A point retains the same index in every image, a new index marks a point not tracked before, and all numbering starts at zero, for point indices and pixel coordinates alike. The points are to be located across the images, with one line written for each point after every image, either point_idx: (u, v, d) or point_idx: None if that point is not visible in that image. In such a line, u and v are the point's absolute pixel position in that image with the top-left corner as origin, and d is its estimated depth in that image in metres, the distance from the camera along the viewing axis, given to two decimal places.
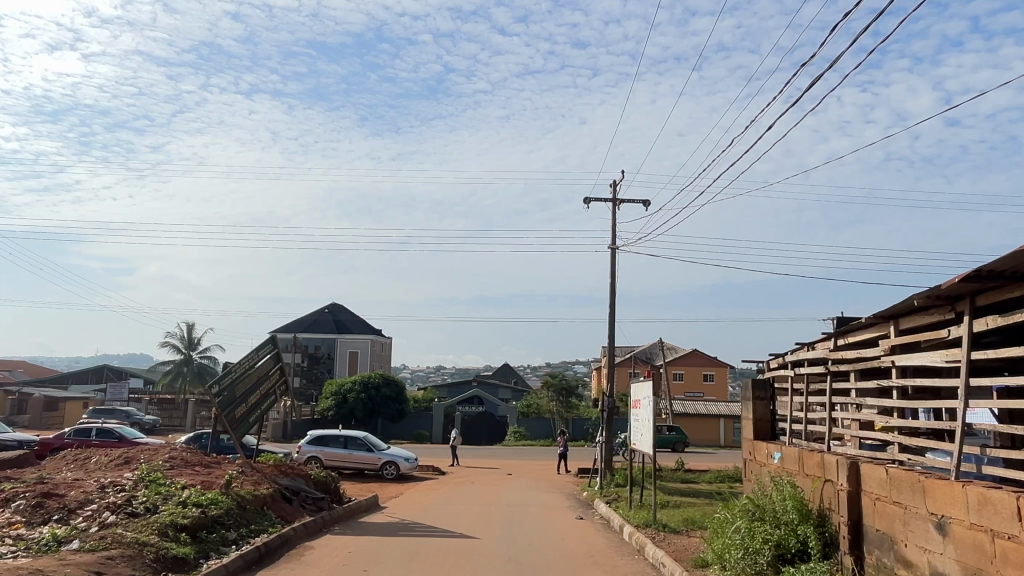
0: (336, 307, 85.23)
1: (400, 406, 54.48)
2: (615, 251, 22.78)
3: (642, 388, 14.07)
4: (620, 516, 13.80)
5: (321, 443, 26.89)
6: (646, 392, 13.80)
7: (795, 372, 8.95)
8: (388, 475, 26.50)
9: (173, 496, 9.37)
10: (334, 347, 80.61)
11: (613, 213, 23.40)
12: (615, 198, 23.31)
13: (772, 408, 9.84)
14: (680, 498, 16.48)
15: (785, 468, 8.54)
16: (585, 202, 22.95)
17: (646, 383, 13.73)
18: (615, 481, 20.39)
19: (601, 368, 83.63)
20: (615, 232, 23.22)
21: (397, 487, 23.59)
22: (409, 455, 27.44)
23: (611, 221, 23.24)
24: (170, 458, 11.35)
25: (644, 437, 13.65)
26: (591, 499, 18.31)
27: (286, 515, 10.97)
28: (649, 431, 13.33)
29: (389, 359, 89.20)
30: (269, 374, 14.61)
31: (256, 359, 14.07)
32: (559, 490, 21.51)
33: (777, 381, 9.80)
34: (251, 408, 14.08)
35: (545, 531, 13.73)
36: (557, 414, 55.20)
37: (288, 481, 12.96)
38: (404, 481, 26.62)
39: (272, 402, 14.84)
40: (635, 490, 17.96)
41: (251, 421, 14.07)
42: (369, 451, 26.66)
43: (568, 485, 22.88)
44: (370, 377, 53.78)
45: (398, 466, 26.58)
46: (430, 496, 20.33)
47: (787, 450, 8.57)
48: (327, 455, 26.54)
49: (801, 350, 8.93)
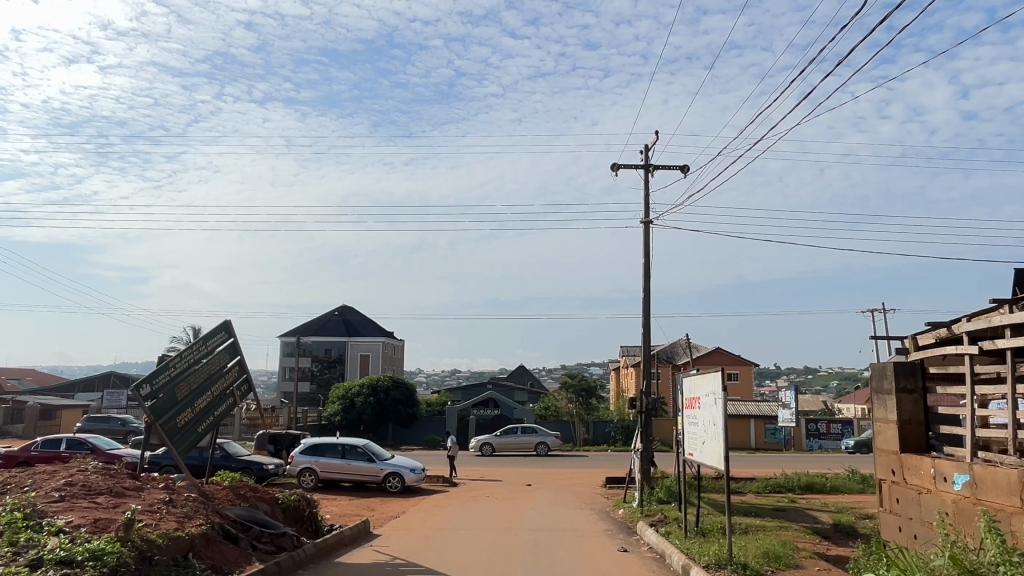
0: (345, 309, 82.65)
1: (410, 410, 51.54)
2: (649, 226, 19.49)
3: (703, 381, 10.85)
4: (678, 553, 10.57)
5: (316, 453, 23.89)
6: (709, 385, 10.50)
7: (984, 349, 5.77)
8: (391, 489, 23.29)
9: (33, 548, 6.24)
10: (344, 350, 77.78)
11: (644, 182, 20.02)
12: (647, 164, 19.93)
13: (926, 405, 6.63)
14: (747, 521, 13.24)
15: (986, 502, 5.29)
16: (613, 169, 19.65)
17: (711, 375, 10.41)
18: (656, 497, 17.07)
19: (621, 368, 80.02)
20: (648, 204, 19.90)
21: (400, 504, 20.50)
22: (416, 465, 24.23)
23: (643, 192, 19.86)
24: (66, 486, 8.20)
25: (709, 447, 10.39)
26: (631, 521, 15.04)
27: (222, 565, 7.83)
28: (719, 439, 9.90)
29: (401, 363, 86.47)
30: (225, 371, 11.45)
31: (205, 352, 10.95)
32: (589, 507, 18.31)
33: (933, 365, 6.61)
34: (198, 415, 10.95)
35: (584, 568, 10.73)
36: (576, 417, 51.65)
37: (238, 512, 9.81)
38: (410, 495, 23.45)
39: (229, 408, 11.70)
40: (685, 510, 14.69)
41: (199, 430, 10.96)
42: (369, 461, 23.53)
43: (598, 500, 19.60)
44: (378, 380, 50.94)
45: (403, 478, 23.37)
46: (436, 516, 17.10)
47: (983, 471, 5.34)
48: (322, 465, 23.49)
49: (995, 312, 5.75)
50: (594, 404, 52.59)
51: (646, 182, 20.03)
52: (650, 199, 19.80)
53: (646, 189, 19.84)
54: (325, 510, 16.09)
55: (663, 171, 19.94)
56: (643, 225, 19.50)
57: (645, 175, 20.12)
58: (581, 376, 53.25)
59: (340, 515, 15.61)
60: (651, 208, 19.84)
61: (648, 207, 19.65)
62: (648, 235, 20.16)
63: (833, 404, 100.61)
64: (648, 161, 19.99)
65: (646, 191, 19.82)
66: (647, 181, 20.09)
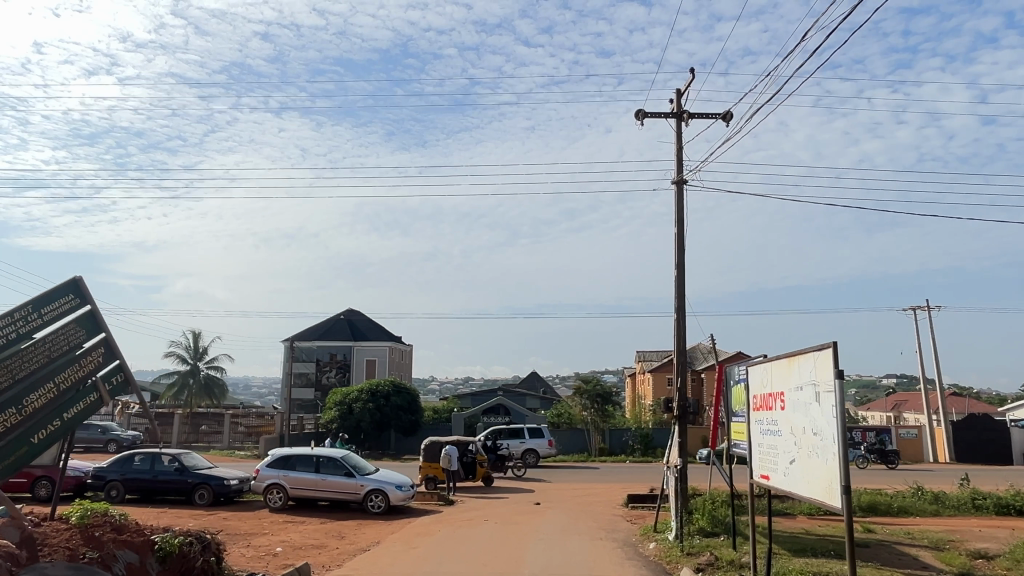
0: (352, 314, 79.51)
1: (412, 417, 47.99)
2: (682, 185, 15.81)
3: (791, 369, 7.12)
4: None
5: (286, 466, 20.31)
6: (807, 370, 6.71)
7: None
8: (373, 510, 19.60)
9: None
10: (348, 355, 74.33)
11: (677, 133, 16.22)
12: (679, 111, 16.08)
13: None
14: (838, 570, 9.47)
15: None
16: (639, 117, 15.89)
17: (809, 355, 6.66)
18: (698, 528, 13.27)
19: (637, 374, 76.09)
20: (680, 161, 16.15)
21: (377, 530, 16.82)
22: (404, 480, 20.46)
23: (675, 145, 16.05)
24: None
25: (812, 470, 6.57)
26: (668, 564, 11.27)
27: None
28: (833, 467, 6.07)
29: (408, 368, 83.06)
30: (77, 354, 7.78)
31: (33, 323, 7.33)
32: (610, 538, 14.57)
33: None
34: (32, 418, 7.20)
35: None
36: (592, 424, 47.85)
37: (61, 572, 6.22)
38: (395, 516, 19.71)
39: (92, 409, 7.91)
40: (745, 550, 10.95)
41: (36, 440, 7.16)
42: (346, 476, 19.90)
43: (621, 528, 15.84)
44: (377, 386, 47.48)
45: (386, 496, 19.65)
46: (415, 552, 13.47)
47: None
48: (291, 481, 19.90)
49: None
50: (611, 411, 48.38)
51: (679, 134, 16.22)
52: (683, 153, 16.03)
53: (679, 141, 16.06)
54: (266, 559, 12.36)
55: (700, 119, 16.15)
56: (676, 185, 15.79)
57: (678, 125, 16.32)
58: (596, 381, 49.05)
59: (279, 565, 11.85)
60: (684, 165, 16.11)
61: (680, 164, 15.91)
62: (680, 196, 16.35)
63: (861, 412, 95.48)
64: (680, 107, 16.19)
65: (679, 145, 16.03)
66: (681, 132, 16.28)
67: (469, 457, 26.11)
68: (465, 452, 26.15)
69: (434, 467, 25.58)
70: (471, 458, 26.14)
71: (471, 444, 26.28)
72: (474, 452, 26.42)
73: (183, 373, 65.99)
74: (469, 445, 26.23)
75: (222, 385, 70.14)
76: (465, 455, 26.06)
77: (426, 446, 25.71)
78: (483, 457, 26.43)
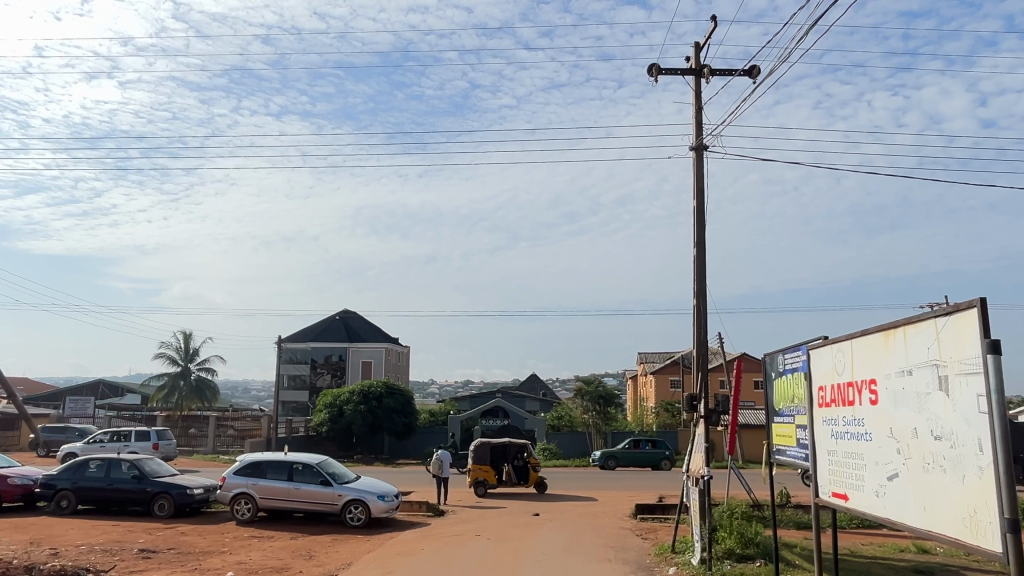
0: (348, 314, 77.37)
1: (406, 419, 45.93)
2: (703, 152, 13.79)
3: (888, 347, 5.10)
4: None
5: (255, 474, 18.19)
6: (921, 344, 4.67)
7: None
8: (352, 523, 17.50)
9: None
10: (344, 356, 72.13)
11: (696, 93, 14.17)
12: (698, 67, 14.05)
13: None
14: None
15: None
16: (653, 73, 13.87)
17: (926, 324, 4.60)
18: (727, 549, 11.22)
19: (639, 377, 74.23)
20: (699, 124, 14.11)
21: (354, 546, 14.85)
22: (388, 489, 18.33)
23: (694, 106, 14.00)
24: None
25: (932, 485, 4.51)
26: None
27: None
28: (984, 493, 3.99)
29: (406, 370, 81.15)
30: None
31: None
32: (620, 559, 12.51)
33: None
34: None
35: None
36: (594, 427, 45.90)
37: None
38: (377, 530, 17.64)
39: None
40: None
41: None
42: (323, 484, 17.79)
43: (632, 545, 13.79)
44: (370, 387, 45.32)
45: (368, 507, 17.53)
46: None
47: None
48: (261, 491, 17.80)
49: None
50: (613, 413, 46.46)
51: (698, 93, 14.18)
52: (702, 116, 13.99)
53: (698, 102, 14.05)
54: None
55: (722, 76, 14.11)
56: (695, 151, 13.76)
57: (697, 83, 14.29)
58: (598, 382, 47.15)
59: None
60: (703, 130, 14.08)
61: (699, 128, 13.87)
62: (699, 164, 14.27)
63: None
64: (699, 63, 14.15)
65: (698, 106, 13.99)
66: (700, 91, 14.24)
67: (521, 460, 23.95)
68: (518, 455, 24.00)
69: (483, 468, 23.66)
70: (524, 462, 23.98)
71: (525, 447, 24.06)
72: (528, 455, 24.17)
73: (171, 374, 63.91)
74: (523, 447, 24.05)
75: (213, 386, 68.01)
76: (517, 458, 23.91)
77: (475, 446, 23.96)
78: (537, 461, 24.12)
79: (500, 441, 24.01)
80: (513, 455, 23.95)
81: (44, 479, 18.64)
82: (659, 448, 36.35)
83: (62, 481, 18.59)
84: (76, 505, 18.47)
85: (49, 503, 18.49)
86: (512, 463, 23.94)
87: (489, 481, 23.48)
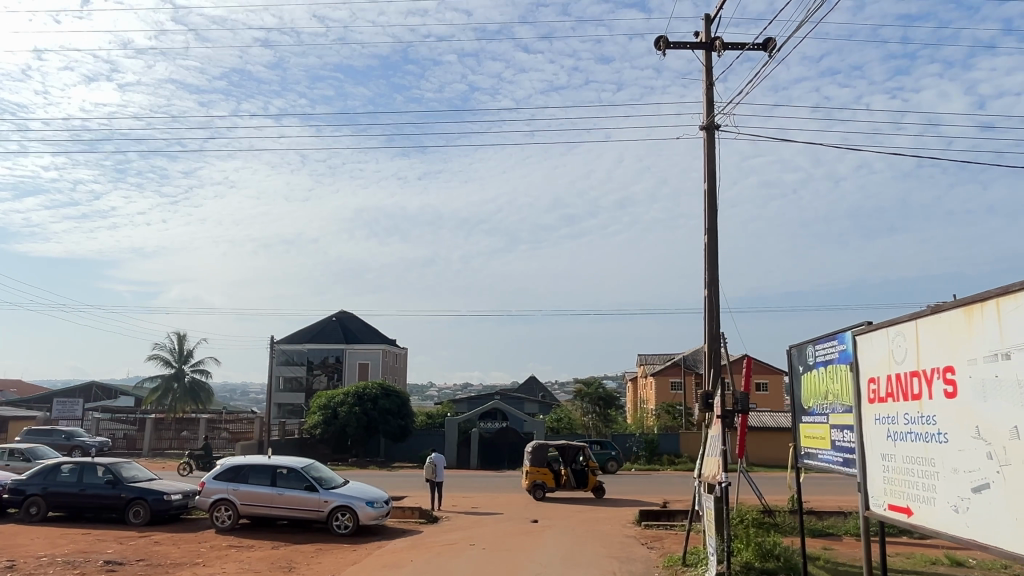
0: (345, 315, 76.39)
1: (402, 421, 44.83)
2: (714, 130, 12.78)
3: (970, 323, 4.09)
4: None
5: (235, 479, 17.14)
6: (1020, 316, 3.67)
7: None
8: (338, 531, 16.46)
9: None
10: (340, 357, 71.08)
11: (707, 68, 13.14)
12: (710, 39, 13.01)
13: None
14: None
15: None
16: (661, 44, 12.84)
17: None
18: (746, 561, 10.18)
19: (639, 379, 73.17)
20: (710, 102, 13.08)
21: (339, 556, 13.83)
22: (377, 495, 17.27)
23: (705, 81, 12.99)
24: None
25: None
26: None
27: None
28: None
29: (404, 372, 80.11)
30: None
31: None
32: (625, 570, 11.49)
33: None
34: None
35: None
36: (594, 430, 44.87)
37: None
38: (365, 538, 16.59)
39: None
40: None
41: None
42: (307, 489, 16.75)
43: (638, 555, 12.74)
44: (365, 388, 44.31)
45: (355, 514, 16.50)
46: None
47: None
48: (242, 496, 16.76)
49: None
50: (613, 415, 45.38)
51: (709, 68, 13.15)
52: (713, 93, 12.98)
53: (709, 78, 13.04)
54: None
55: (736, 49, 13.08)
56: (705, 130, 12.75)
57: (708, 58, 13.27)
58: (598, 383, 46.10)
59: None
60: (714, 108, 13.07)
61: (711, 105, 12.86)
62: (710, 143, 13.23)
63: None
64: (711, 36, 13.11)
65: (710, 81, 12.98)
66: (711, 66, 13.23)
67: (579, 464, 22.81)
68: (576, 458, 22.82)
69: (541, 471, 22.67)
70: (582, 466, 22.82)
71: (583, 450, 22.90)
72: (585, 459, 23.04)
73: (164, 376, 62.98)
74: (580, 451, 22.85)
75: (207, 388, 67.04)
76: (576, 461, 22.77)
77: (534, 448, 22.97)
78: (596, 466, 22.93)
79: (557, 444, 22.91)
80: (572, 457, 22.80)
81: (13, 484, 17.59)
82: (606, 450, 35.17)
83: (32, 488, 17.54)
84: (47, 513, 17.44)
85: (15, 511, 17.45)
86: (570, 465, 22.81)
87: (548, 484, 22.52)
